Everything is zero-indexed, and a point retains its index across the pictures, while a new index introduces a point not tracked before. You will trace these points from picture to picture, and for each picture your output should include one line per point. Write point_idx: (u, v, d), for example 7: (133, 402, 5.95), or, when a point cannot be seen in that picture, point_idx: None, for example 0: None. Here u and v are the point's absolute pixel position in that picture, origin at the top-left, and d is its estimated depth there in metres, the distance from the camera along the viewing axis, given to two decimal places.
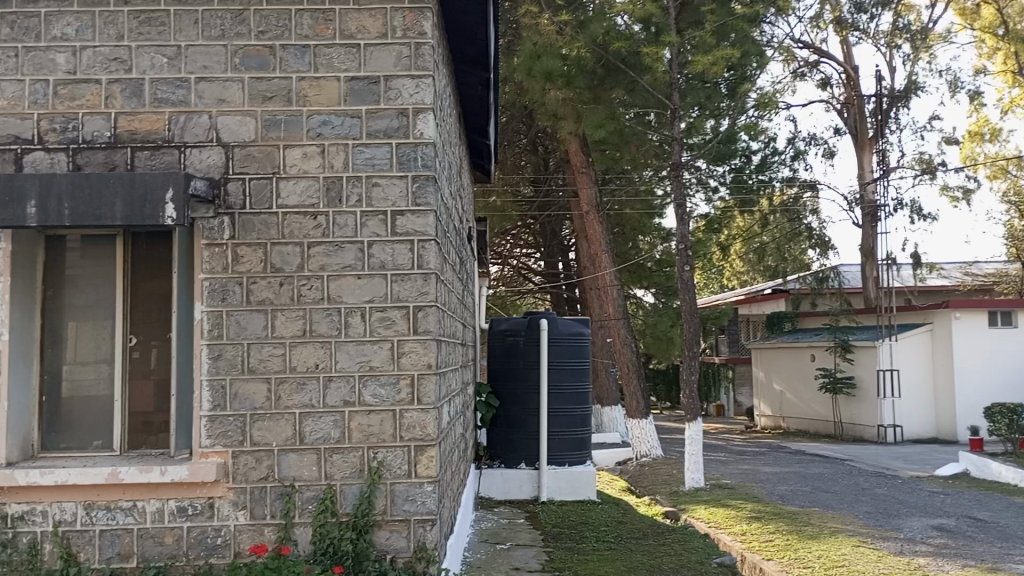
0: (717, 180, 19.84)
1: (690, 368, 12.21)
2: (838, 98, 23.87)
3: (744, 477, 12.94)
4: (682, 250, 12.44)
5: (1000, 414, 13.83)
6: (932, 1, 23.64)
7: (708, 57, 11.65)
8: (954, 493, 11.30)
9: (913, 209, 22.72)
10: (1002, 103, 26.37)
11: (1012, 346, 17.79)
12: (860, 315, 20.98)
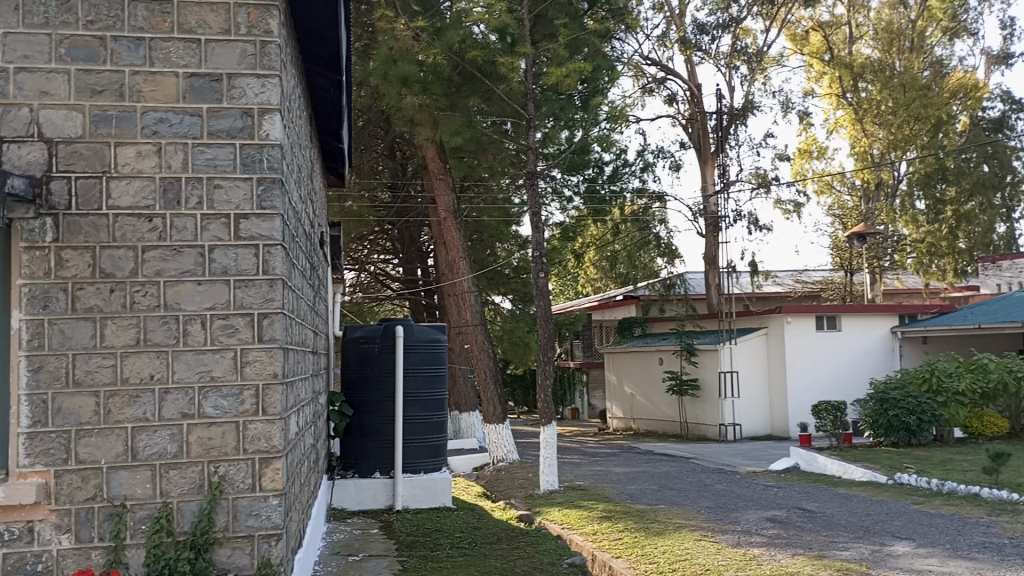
0: (572, 190, 20.34)
1: (544, 373, 12.43)
2: (682, 114, 25.12)
3: (596, 478, 13.32)
4: (537, 257, 12.67)
5: (826, 411, 14.91)
6: (767, 26, 25.35)
7: (561, 69, 11.98)
8: (786, 486, 12.10)
9: (750, 220, 24.27)
10: (828, 123, 28.60)
11: (835, 348, 19.37)
12: (703, 319, 22.14)
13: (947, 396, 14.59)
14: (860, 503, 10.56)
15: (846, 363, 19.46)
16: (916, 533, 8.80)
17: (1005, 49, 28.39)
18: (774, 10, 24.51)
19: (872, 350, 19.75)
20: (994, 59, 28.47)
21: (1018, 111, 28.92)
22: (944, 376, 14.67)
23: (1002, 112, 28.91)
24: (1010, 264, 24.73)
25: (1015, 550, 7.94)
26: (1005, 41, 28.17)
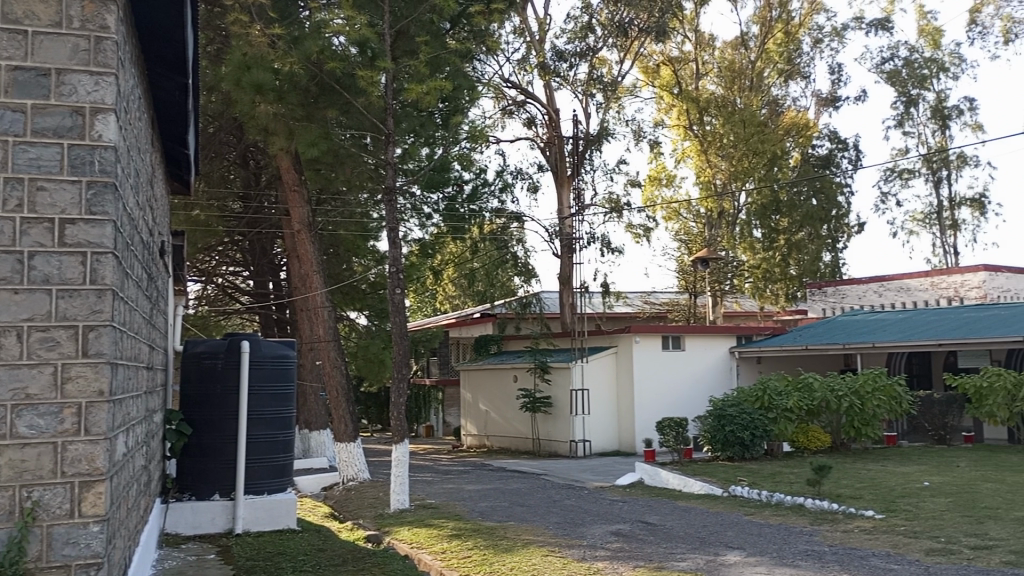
0: (431, 208, 20.27)
1: (398, 391, 12.29)
2: (540, 137, 25.73)
3: (447, 495, 13.29)
4: (394, 273, 12.57)
5: (669, 427, 15.61)
6: (621, 57, 26.43)
7: (422, 86, 12.02)
8: (630, 501, 12.52)
9: (603, 243, 25.10)
10: (676, 152, 30.13)
11: (678, 367, 20.35)
12: (557, 338, 22.63)
13: (777, 413, 15.59)
14: (697, 516, 11.10)
15: (688, 382, 20.48)
16: (747, 543, 9.32)
17: (833, 93, 30.89)
18: (628, 43, 25.55)
19: (712, 368, 20.94)
20: (823, 101, 30.94)
21: (844, 150, 31.43)
22: (774, 395, 15.72)
23: (829, 150, 31.36)
24: (834, 290, 26.79)
25: (833, 556, 8.57)
26: (832, 85, 30.68)
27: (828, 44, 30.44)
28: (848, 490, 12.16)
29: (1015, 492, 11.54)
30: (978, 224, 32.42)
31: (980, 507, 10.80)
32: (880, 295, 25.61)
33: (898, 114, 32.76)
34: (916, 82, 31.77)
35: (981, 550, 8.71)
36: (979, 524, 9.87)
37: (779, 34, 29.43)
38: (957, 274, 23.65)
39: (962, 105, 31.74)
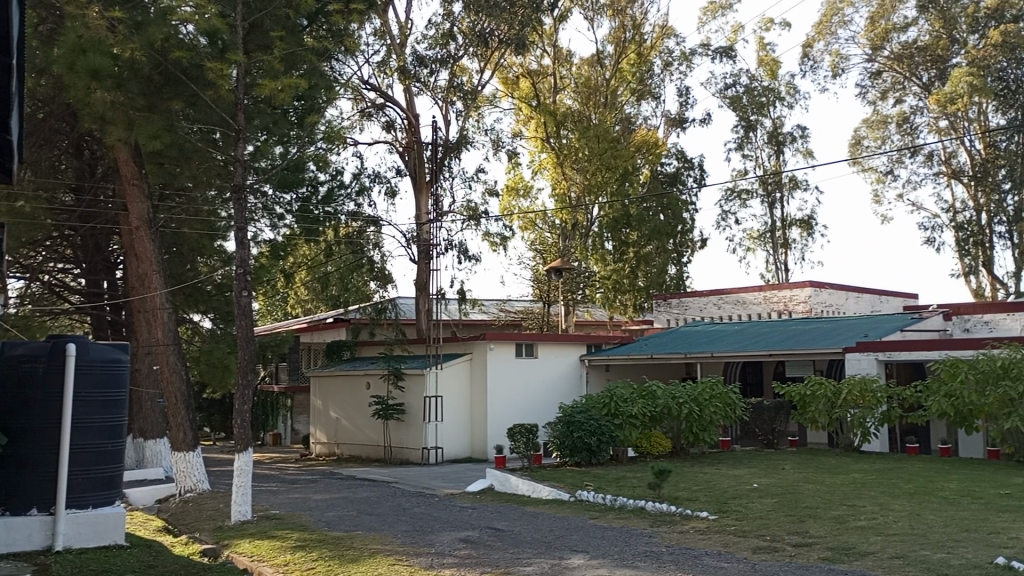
0: (284, 208, 19.66)
1: (242, 398, 11.78)
2: (399, 142, 25.54)
3: (293, 506, 12.87)
4: (241, 274, 12.04)
5: (519, 433, 15.79)
6: (482, 66, 26.70)
7: (275, 82, 11.64)
8: (480, 507, 12.58)
9: (460, 250, 25.22)
10: (534, 164, 30.76)
11: (530, 375, 20.73)
12: (412, 344, 22.49)
13: (622, 419, 16.14)
14: (544, 521, 11.31)
15: (540, 390, 20.90)
16: (590, 546, 9.59)
17: (681, 114, 32.50)
18: (488, 53, 25.87)
19: (563, 375, 21.50)
20: (672, 122, 32.50)
21: (690, 169, 33.09)
22: (620, 402, 16.28)
23: (676, 168, 32.95)
24: (678, 302, 28.09)
25: (669, 557, 8.98)
26: (680, 107, 32.27)
27: (677, 67, 32.00)
28: (686, 493, 12.77)
29: (832, 493, 12.52)
30: (806, 243, 34.99)
31: (802, 507, 11.62)
32: (720, 308, 27.08)
33: (738, 137, 34.90)
34: (755, 108, 33.95)
35: (801, 547, 9.37)
36: (801, 522, 10.62)
37: (632, 55, 30.58)
38: (787, 289, 25.38)
39: (795, 132, 34.19)
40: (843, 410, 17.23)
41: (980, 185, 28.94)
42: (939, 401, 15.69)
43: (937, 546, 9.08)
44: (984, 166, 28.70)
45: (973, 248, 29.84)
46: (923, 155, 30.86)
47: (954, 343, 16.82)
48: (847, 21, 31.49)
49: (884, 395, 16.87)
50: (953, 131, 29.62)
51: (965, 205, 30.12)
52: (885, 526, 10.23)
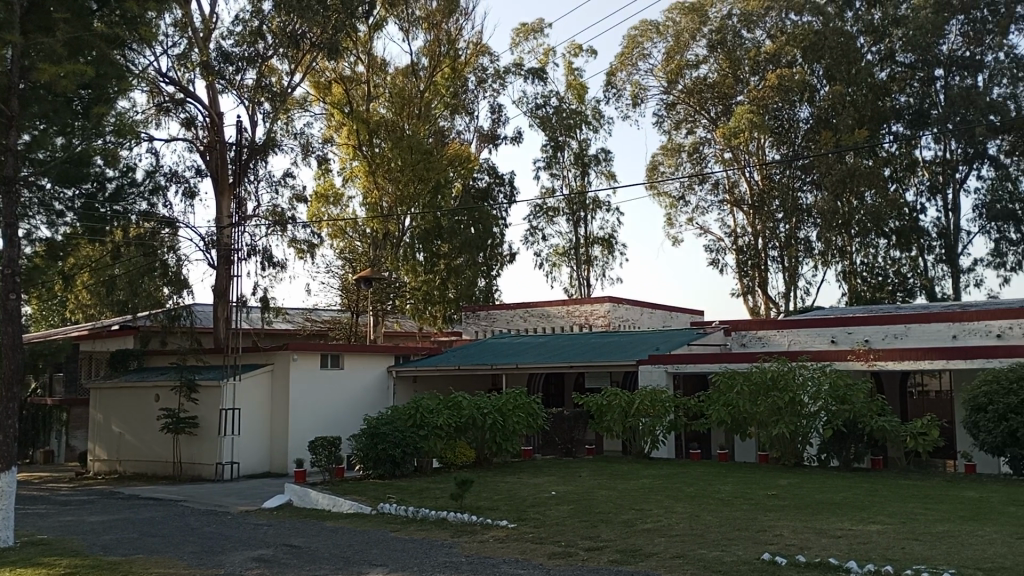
0: (65, 206, 17.78)
1: (7, 412, 10.59)
2: (200, 141, 24.22)
3: (64, 530, 11.76)
4: (8, 275, 10.82)
5: (322, 446, 15.38)
6: (293, 68, 25.95)
7: (56, 67, 10.76)
8: (276, 524, 12.10)
9: (264, 256, 24.25)
10: (345, 171, 30.31)
11: (335, 386, 20.30)
12: (208, 354, 21.28)
13: (428, 430, 16.09)
14: (343, 535, 11.08)
15: (345, 402, 20.51)
16: (390, 559, 9.50)
17: (493, 131, 33.26)
18: (299, 55, 25.20)
19: (369, 386, 21.24)
20: (484, 137, 33.17)
21: (500, 184, 33.85)
22: (427, 413, 16.23)
23: (488, 183, 33.60)
24: (486, 314, 28.70)
25: (468, 566, 9.10)
26: (493, 124, 33.02)
27: (490, 84, 32.72)
28: (487, 503, 12.98)
29: (623, 498, 13.21)
30: (607, 260, 36.88)
31: (595, 512, 12.17)
32: (526, 320, 27.85)
33: (547, 156, 36.17)
34: (563, 129, 35.38)
35: (592, 551, 9.82)
36: (593, 527, 11.12)
37: (446, 69, 30.87)
38: (588, 304, 26.53)
39: (599, 155, 35.99)
40: (635, 419, 18.23)
41: (758, 213, 31.85)
42: (719, 410, 17.05)
43: (713, 545, 9.83)
44: (761, 197, 31.62)
45: (751, 270, 32.72)
46: (710, 183, 33.55)
47: (732, 357, 18.34)
48: (647, 54, 33.64)
49: (671, 404, 18.14)
50: (736, 162, 32.40)
51: (744, 231, 33.05)
52: (669, 527, 10.94)
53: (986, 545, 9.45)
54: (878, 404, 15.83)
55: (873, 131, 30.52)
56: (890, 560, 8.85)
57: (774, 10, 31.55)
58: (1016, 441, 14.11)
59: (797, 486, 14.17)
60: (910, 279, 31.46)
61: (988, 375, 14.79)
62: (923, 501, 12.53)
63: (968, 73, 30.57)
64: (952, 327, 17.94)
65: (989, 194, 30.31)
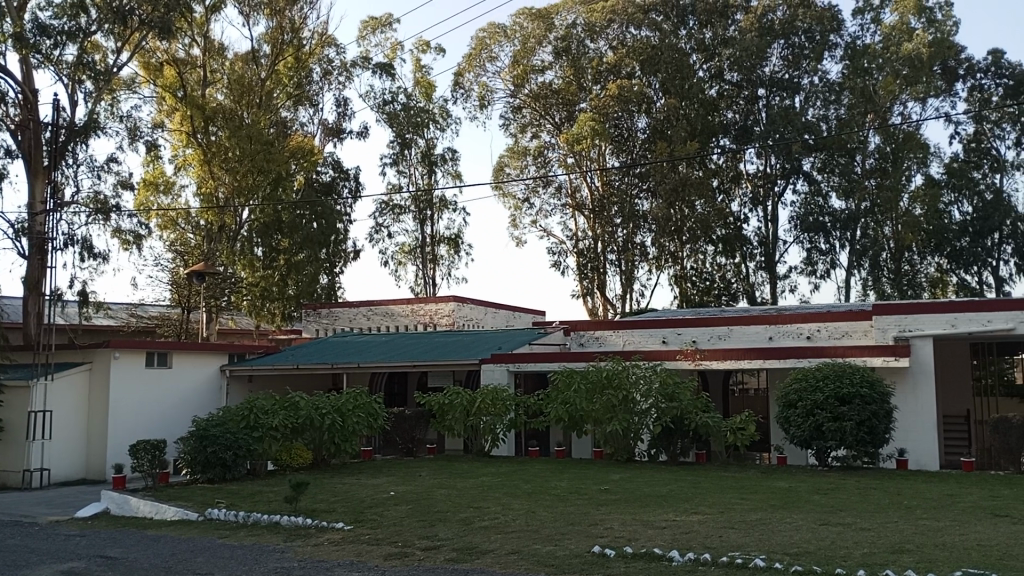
0: None
1: None
2: (11, 119, 22.18)
3: None
4: None
5: (144, 451, 14.43)
6: (119, 46, 24.29)
7: None
8: (90, 534, 11.25)
9: (84, 246, 22.51)
10: (176, 159, 28.74)
11: (160, 386, 19.16)
12: (14, 352, 19.46)
13: (262, 432, 15.49)
14: (166, 544, 10.46)
15: (171, 402, 19.43)
16: (215, 567, 9.07)
17: (338, 124, 32.55)
18: (127, 33, 23.63)
19: (198, 386, 20.23)
20: (329, 131, 32.40)
21: (345, 179, 33.15)
22: (261, 414, 15.68)
23: (332, 178, 32.84)
24: (327, 312, 28.06)
25: (299, 571, 8.83)
26: (338, 117, 32.30)
27: (336, 76, 32.02)
28: (322, 505, 12.66)
29: (462, 497, 13.28)
30: (452, 260, 36.99)
31: (433, 511, 12.17)
32: (368, 319, 27.46)
33: (394, 153, 35.79)
34: (411, 127, 35.16)
35: (429, 551, 9.80)
36: (431, 527, 11.11)
37: (289, 58, 29.87)
38: (432, 303, 26.48)
39: (446, 154, 36.00)
40: (476, 418, 18.39)
41: (598, 218, 33.01)
42: (557, 408, 17.50)
43: (547, 540, 10.07)
44: (602, 202, 32.76)
45: (591, 272, 33.78)
46: (553, 186, 34.42)
47: (571, 356, 18.88)
48: (494, 57, 34.05)
49: (512, 403, 18.43)
50: (578, 167, 33.40)
51: (585, 235, 34.17)
52: (505, 525, 11.10)
53: (792, 531, 10.25)
54: (703, 401, 16.79)
55: (704, 143, 32.38)
56: (709, 548, 9.42)
57: (616, 22, 32.83)
58: (821, 434, 15.40)
59: (628, 481, 14.78)
60: (735, 284, 33.63)
61: (799, 374, 16.04)
62: (740, 491, 13.42)
63: (787, 94, 33.03)
64: (768, 329, 19.29)
65: (803, 208, 32.95)
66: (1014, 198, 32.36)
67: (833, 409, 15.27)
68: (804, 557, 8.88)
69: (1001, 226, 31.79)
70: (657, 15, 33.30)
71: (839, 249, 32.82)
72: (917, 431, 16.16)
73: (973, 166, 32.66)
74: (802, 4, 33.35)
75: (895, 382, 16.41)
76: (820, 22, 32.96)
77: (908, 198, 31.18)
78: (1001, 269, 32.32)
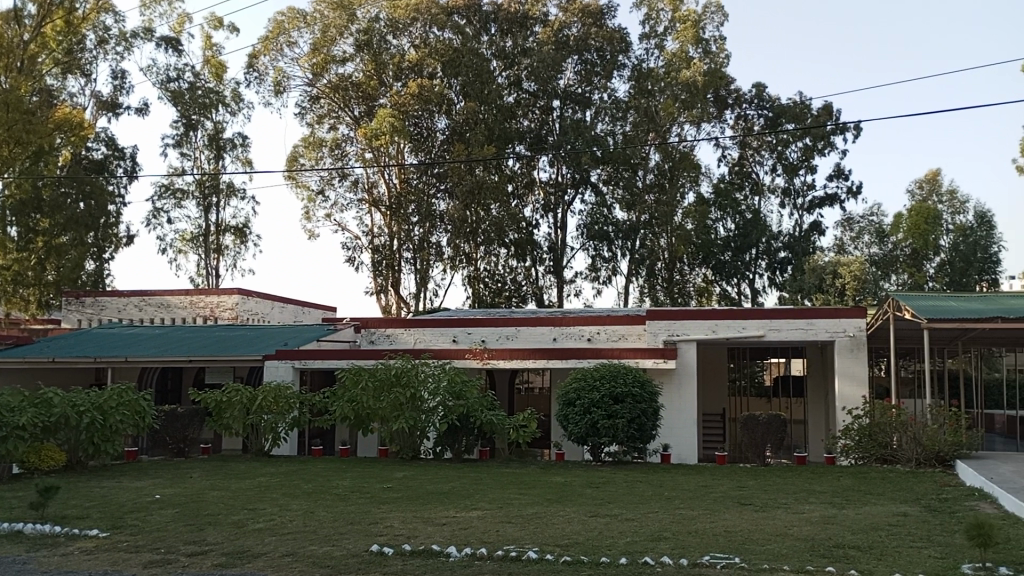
0: None
1: None
2: None
3: None
4: None
5: None
6: None
7: None
8: None
9: None
10: None
11: None
12: None
13: (7, 431, 13.89)
14: None
15: None
16: None
17: (114, 98, 29.95)
18: None
19: None
20: (102, 104, 29.77)
21: (120, 158, 30.71)
22: (5, 411, 14.03)
23: (104, 156, 30.38)
24: (92, 301, 25.80)
25: None
26: (114, 91, 29.76)
27: (114, 46, 29.55)
28: (75, 511, 11.58)
29: (236, 498, 12.66)
30: (238, 251, 35.24)
31: (203, 515, 11.51)
32: (141, 310, 25.56)
33: (177, 134, 33.57)
34: (198, 107, 33.06)
35: (195, 556, 9.24)
36: (199, 531, 10.49)
37: (59, 21, 26.97)
38: (214, 295, 25.08)
39: (235, 139, 34.24)
40: (256, 416, 17.63)
41: (395, 215, 32.93)
42: (343, 406, 17.19)
43: (323, 540, 9.85)
44: (399, 200, 32.71)
45: (385, 270, 33.52)
46: (349, 181, 33.83)
47: (360, 353, 18.57)
48: (292, 43, 32.89)
49: (296, 400, 17.84)
50: (376, 163, 33.10)
51: (381, 232, 33.92)
52: (280, 526, 10.71)
53: (564, 524, 10.74)
54: (489, 399, 17.14)
55: (500, 149, 33.16)
56: (486, 543, 9.65)
57: (419, 21, 33.03)
58: (596, 431, 16.28)
59: (411, 478, 14.80)
60: (524, 287, 34.60)
61: (578, 374, 16.84)
62: (519, 487, 13.88)
63: (578, 108, 34.63)
64: (553, 331, 20.06)
65: (590, 217, 34.75)
66: (769, 219, 35.85)
67: (607, 407, 16.19)
68: (572, 548, 9.34)
69: (758, 243, 34.98)
70: (460, 19, 34.34)
71: (621, 257, 34.95)
72: (680, 428, 17.55)
73: (736, 188, 35.96)
74: (595, 24, 35.03)
75: (664, 382, 17.71)
76: (610, 42, 34.77)
77: (681, 213, 33.63)
78: (756, 282, 35.71)
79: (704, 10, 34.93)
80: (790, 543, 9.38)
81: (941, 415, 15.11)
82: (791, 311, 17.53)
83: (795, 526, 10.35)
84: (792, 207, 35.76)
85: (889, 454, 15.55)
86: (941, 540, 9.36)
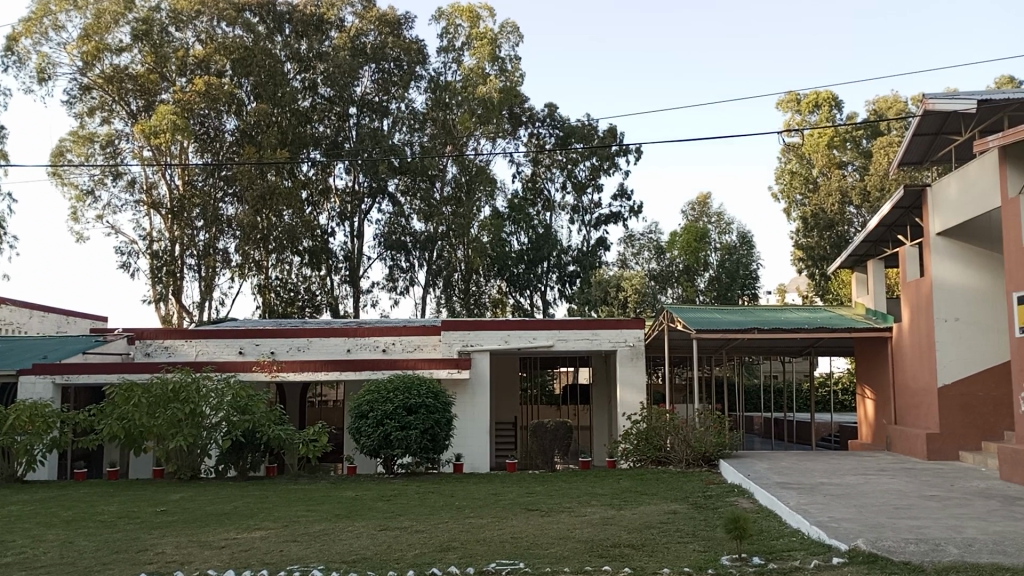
0: None
1: None
2: None
3: None
4: None
5: None
6: None
7: None
8: None
9: None
10: None
11: None
12: None
13: None
14: None
15: None
16: None
17: None
18: None
19: None
20: None
21: None
22: None
23: None
24: None
25: None
26: None
27: None
28: None
29: None
30: None
31: None
32: None
33: None
34: None
35: None
36: None
37: None
38: None
39: None
40: (8, 438, 15.78)
41: (175, 219, 30.95)
42: (111, 424, 15.79)
43: (83, 573, 8.96)
44: (181, 203, 30.78)
45: (165, 277, 31.38)
46: (124, 180, 31.34)
47: (132, 367, 17.11)
48: (60, 27, 29.95)
49: (56, 419, 16.13)
50: (156, 161, 30.93)
51: (161, 236, 31.65)
52: (33, 560, 9.62)
53: (352, 539, 10.50)
54: (276, 413, 16.40)
55: (294, 153, 32.11)
56: (267, 564, 9.22)
57: (204, 14, 31.45)
58: (388, 444, 16.10)
59: (189, 500, 13.87)
60: (318, 297, 33.61)
61: (371, 386, 16.60)
62: (306, 504, 13.41)
63: (375, 116, 34.28)
64: (347, 342, 19.67)
65: (387, 227, 34.47)
66: (559, 233, 37.30)
67: (400, 419, 16.08)
68: (359, 563, 9.14)
69: (549, 257, 36.19)
70: (251, 16, 32.82)
71: (418, 267, 35.04)
72: (472, 438, 17.82)
73: (529, 203, 37.13)
74: (392, 33, 34.92)
75: (457, 393, 17.93)
76: (407, 53, 34.78)
77: (478, 226, 34.31)
78: (547, 294, 37.01)
79: (501, 29, 35.89)
80: (571, 545, 9.76)
81: (707, 419, 16.43)
82: (578, 322, 18.33)
83: (577, 528, 10.79)
84: (581, 223, 37.52)
85: (663, 456, 16.68)
86: (705, 535, 10.15)
